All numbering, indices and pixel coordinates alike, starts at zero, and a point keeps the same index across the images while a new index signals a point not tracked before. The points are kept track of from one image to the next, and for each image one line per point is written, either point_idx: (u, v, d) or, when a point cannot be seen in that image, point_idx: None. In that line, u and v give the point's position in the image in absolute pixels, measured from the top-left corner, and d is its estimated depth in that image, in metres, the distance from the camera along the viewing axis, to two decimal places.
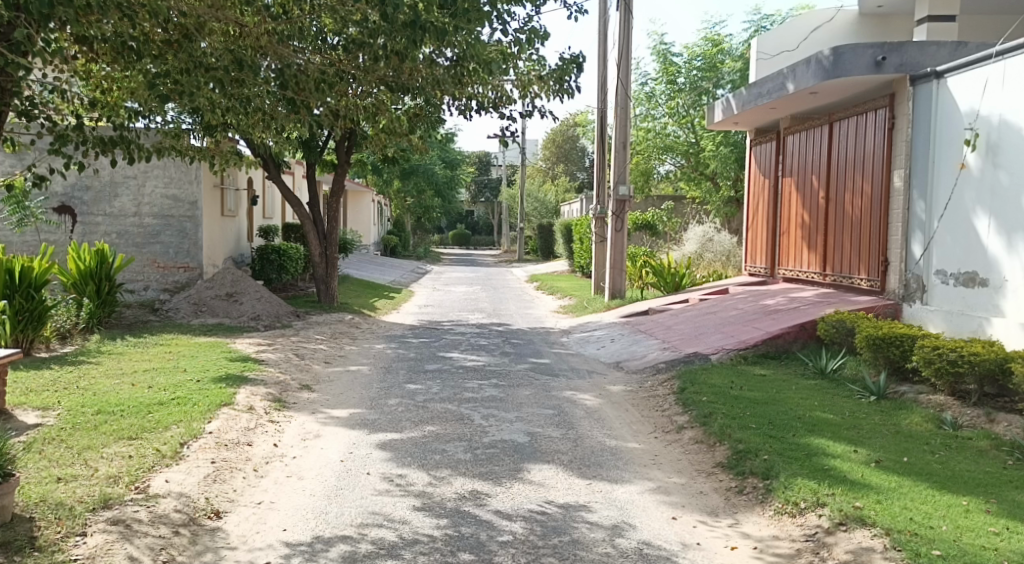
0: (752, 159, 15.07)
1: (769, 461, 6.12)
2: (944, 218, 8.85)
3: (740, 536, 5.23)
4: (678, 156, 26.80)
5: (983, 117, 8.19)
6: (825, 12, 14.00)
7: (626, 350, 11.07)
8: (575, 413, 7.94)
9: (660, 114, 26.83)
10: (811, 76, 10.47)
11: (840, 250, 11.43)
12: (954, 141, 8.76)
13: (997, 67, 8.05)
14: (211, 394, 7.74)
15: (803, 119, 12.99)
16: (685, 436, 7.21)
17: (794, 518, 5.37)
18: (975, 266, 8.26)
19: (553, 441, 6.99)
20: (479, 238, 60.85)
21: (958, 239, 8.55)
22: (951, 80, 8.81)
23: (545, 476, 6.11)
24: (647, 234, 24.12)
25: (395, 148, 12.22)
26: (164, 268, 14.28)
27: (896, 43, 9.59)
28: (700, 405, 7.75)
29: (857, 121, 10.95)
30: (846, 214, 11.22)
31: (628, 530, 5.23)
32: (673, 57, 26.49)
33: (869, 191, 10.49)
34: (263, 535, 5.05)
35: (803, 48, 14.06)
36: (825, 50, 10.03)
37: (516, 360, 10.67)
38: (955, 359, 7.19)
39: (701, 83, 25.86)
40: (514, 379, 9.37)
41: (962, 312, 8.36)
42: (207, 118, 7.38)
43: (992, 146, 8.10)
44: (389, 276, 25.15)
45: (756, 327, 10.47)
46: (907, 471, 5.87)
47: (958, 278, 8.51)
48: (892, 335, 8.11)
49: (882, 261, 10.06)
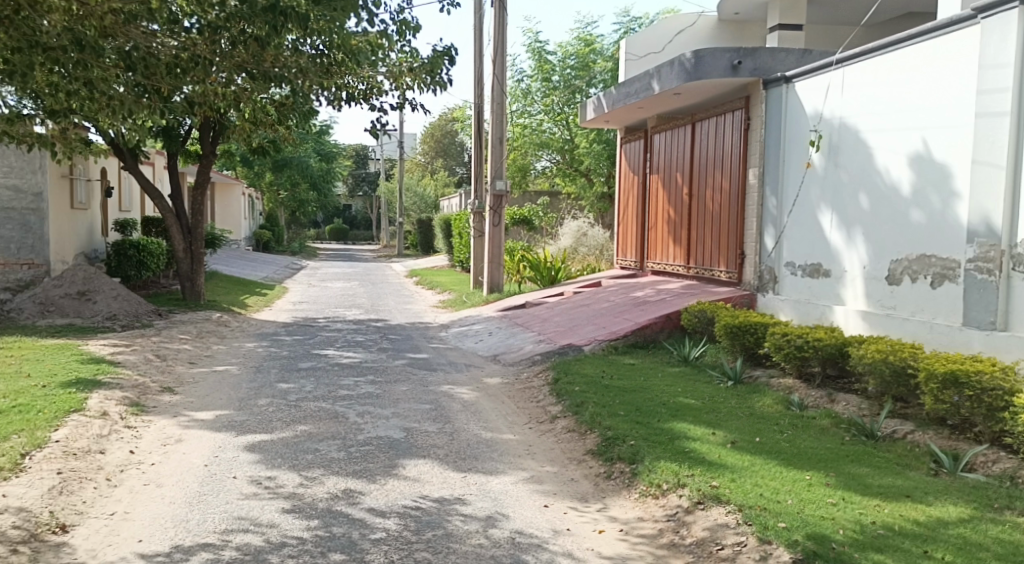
0: (622, 156, 15.60)
1: (635, 446, 6.42)
2: (793, 214, 9.46)
3: (607, 520, 5.47)
4: (554, 152, 27.37)
5: (825, 119, 8.81)
6: (688, 17, 14.63)
7: (503, 343, 11.27)
8: (452, 407, 8.05)
9: (536, 111, 27.28)
10: (673, 77, 10.94)
11: (701, 243, 12.00)
12: (801, 142, 9.37)
13: (837, 73, 8.65)
14: (59, 401, 7.41)
15: (668, 119, 13.56)
16: (558, 425, 7.44)
17: (658, 499, 5.67)
18: (819, 258, 8.87)
19: (430, 435, 7.08)
20: (357, 234, 60.09)
21: (805, 233, 9.16)
22: (799, 84, 9.41)
23: (420, 471, 6.19)
24: (524, 229, 24.55)
25: (264, 140, 11.99)
26: (5, 265, 13.42)
27: (749, 48, 10.15)
28: (572, 395, 8.01)
29: (717, 121, 11.53)
30: (708, 210, 11.79)
31: (501, 520, 5.38)
32: (547, 55, 26.97)
33: (727, 188, 11.08)
34: (116, 548, 4.92)
35: (666, 51, 14.70)
36: (687, 53, 10.46)
37: (393, 355, 10.69)
38: (801, 345, 7.72)
39: (575, 82, 26.40)
40: (391, 375, 9.40)
41: (808, 301, 8.96)
42: (47, 96, 7.07)
43: (833, 146, 8.71)
44: (261, 272, 24.59)
45: (626, 318, 10.88)
46: (758, 450, 6.29)
47: (805, 269, 9.13)
48: (746, 324, 8.62)
49: (739, 254, 10.63)
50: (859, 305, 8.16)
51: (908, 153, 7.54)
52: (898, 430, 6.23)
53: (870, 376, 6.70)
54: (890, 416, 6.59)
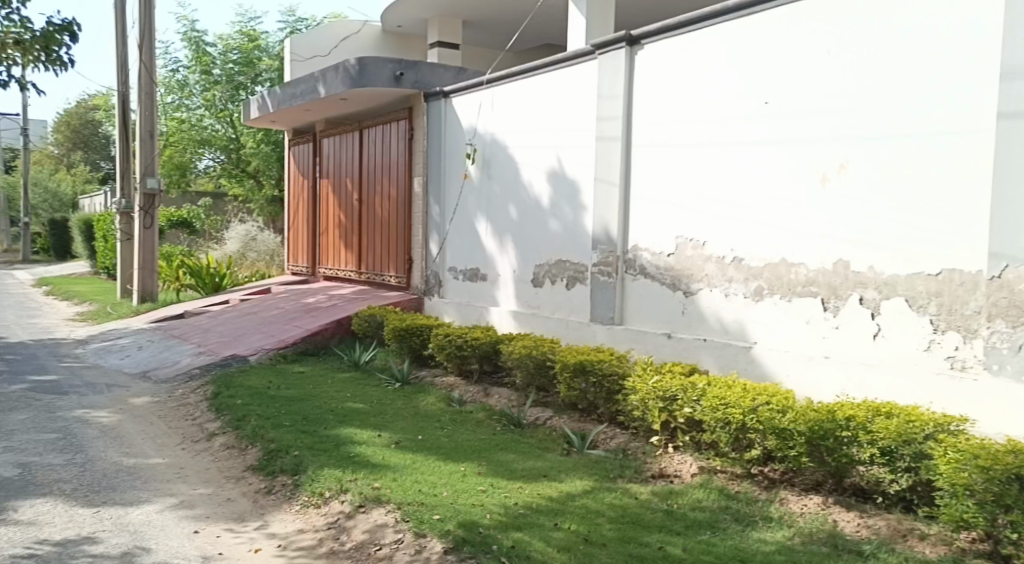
0: (291, 159, 15.46)
1: (298, 457, 6.50)
2: (453, 222, 10.11)
3: (264, 538, 5.49)
4: (218, 151, 26.21)
5: (479, 134, 9.55)
6: (353, 23, 14.89)
7: (155, 359, 10.64)
8: (86, 434, 7.49)
9: (196, 105, 25.93)
10: (339, 83, 11.07)
11: (371, 249, 12.29)
12: (458, 154, 10.04)
13: (487, 92, 9.40)
14: None
15: (336, 124, 13.71)
16: (215, 443, 7.26)
17: (318, 509, 5.80)
18: (477, 263, 9.58)
19: (53, 470, 6.54)
20: None
21: (465, 240, 9.83)
22: (455, 100, 10.07)
23: (37, 512, 5.70)
24: (183, 232, 23.17)
25: None
26: None
27: (411, 62, 10.64)
28: (233, 409, 7.85)
29: (383, 129, 11.88)
30: (377, 216, 12.12)
31: (140, 555, 5.16)
32: (206, 47, 25.73)
33: (394, 196, 11.49)
34: None
35: (333, 56, 14.88)
36: (352, 61, 10.65)
37: (15, 379, 9.60)
38: (461, 345, 8.31)
39: (237, 77, 25.49)
40: (9, 403, 8.45)
41: (469, 304, 9.62)
42: None
43: (485, 159, 9.46)
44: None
45: (294, 325, 10.85)
46: (421, 447, 6.69)
47: (465, 273, 9.80)
48: (413, 326, 9.08)
49: (406, 259, 11.07)
50: (511, 306, 8.93)
51: (545, 169, 8.45)
52: (540, 417, 7.03)
53: (517, 369, 7.45)
54: (533, 405, 7.39)
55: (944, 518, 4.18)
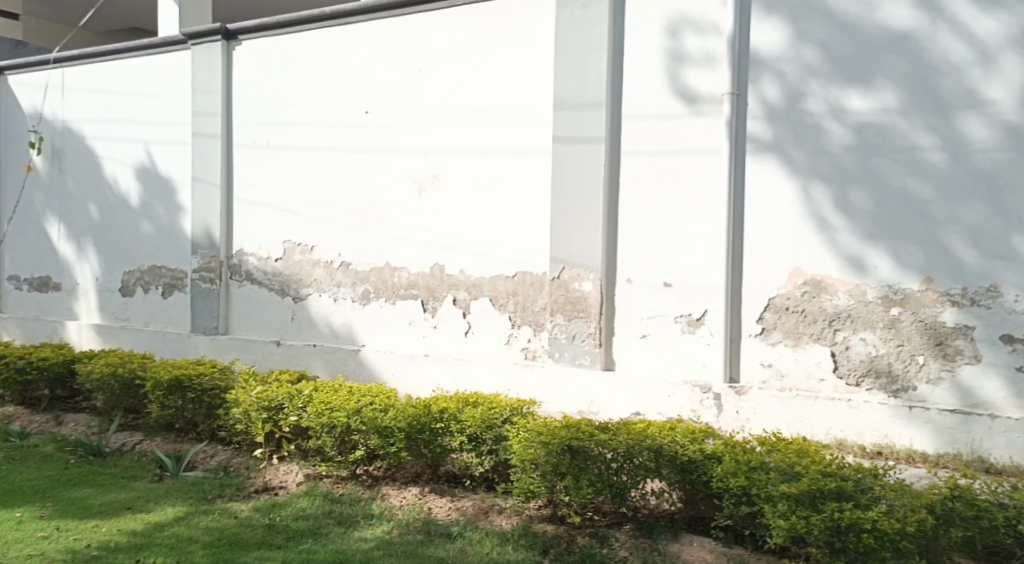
0: None
1: None
2: (15, 222, 9.00)
3: None
4: None
5: (47, 122, 8.61)
6: None
7: None
8: None
9: None
10: None
11: None
12: (19, 143, 8.93)
13: (55, 73, 8.51)
14: None
15: None
16: None
17: None
18: (48, 270, 8.70)
19: None
20: None
21: (31, 244, 8.83)
22: (15, 77, 8.95)
23: None
24: None
25: None
26: None
27: None
28: None
29: None
30: None
31: None
32: None
33: None
34: None
35: None
36: None
37: None
38: (24, 367, 7.07)
39: None
40: None
41: (36, 317, 8.75)
42: None
43: (55, 151, 8.55)
44: None
45: None
46: None
47: (33, 282, 8.85)
48: None
49: None
50: (90, 320, 8.31)
51: (131, 165, 7.92)
52: (126, 442, 6.26)
53: (97, 391, 6.68)
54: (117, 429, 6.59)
55: (516, 491, 4.99)
